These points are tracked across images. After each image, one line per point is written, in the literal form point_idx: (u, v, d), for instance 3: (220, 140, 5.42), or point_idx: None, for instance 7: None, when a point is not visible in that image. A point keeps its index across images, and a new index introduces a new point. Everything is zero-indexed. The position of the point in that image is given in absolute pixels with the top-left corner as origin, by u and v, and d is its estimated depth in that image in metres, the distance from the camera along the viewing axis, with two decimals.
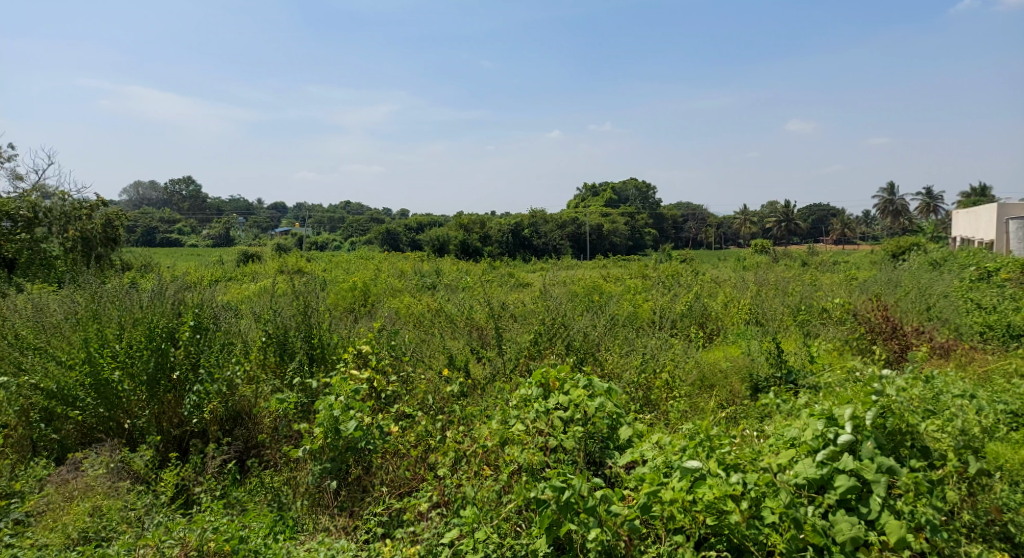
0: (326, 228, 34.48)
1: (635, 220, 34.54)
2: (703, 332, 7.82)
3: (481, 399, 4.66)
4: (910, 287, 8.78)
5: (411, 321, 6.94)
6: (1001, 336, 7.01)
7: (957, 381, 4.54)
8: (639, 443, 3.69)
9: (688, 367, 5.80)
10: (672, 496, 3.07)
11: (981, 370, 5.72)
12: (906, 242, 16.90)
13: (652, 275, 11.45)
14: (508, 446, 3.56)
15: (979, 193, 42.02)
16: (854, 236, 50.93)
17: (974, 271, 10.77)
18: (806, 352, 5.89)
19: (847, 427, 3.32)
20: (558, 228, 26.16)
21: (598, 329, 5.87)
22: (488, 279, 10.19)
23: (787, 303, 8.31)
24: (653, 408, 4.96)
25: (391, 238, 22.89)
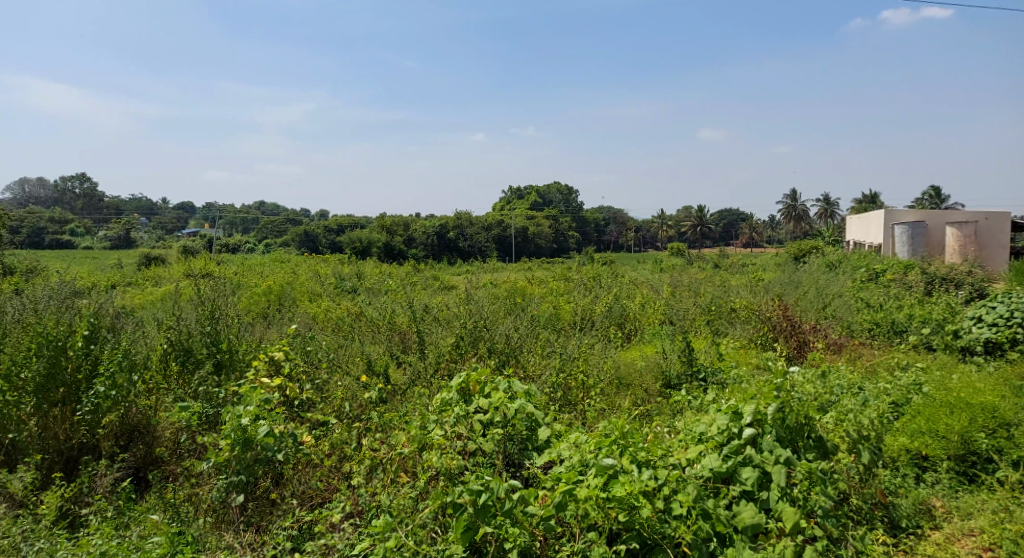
0: (239, 229, 32.96)
1: (558, 224, 35.09)
2: (622, 333, 8.02)
3: (400, 405, 4.59)
4: (808, 287, 9.40)
5: (328, 327, 6.71)
6: (886, 332, 7.61)
7: (849, 375, 4.88)
8: (557, 443, 3.74)
9: (606, 367, 5.93)
10: (586, 493, 3.12)
11: (869, 364, 6.20)
12: (806, 245, 18.06)
13: (573, 277, 11.66)
14: (426, 452, 3.52)
15: (870, 200, 45.48)
16: (761, 240, 53.92)
17: (865, 272, 11.65)
18: (715, 351, 6.18)
19: (750, 421, 3.51)
20: (482, 230, 26.17)
21: (520, 331, 5.92)
22: (410, 281, 10.04)
23: (700, 303, 8.67)
24: (572, 408, 5.02)
25: (309, 240, 22.16)
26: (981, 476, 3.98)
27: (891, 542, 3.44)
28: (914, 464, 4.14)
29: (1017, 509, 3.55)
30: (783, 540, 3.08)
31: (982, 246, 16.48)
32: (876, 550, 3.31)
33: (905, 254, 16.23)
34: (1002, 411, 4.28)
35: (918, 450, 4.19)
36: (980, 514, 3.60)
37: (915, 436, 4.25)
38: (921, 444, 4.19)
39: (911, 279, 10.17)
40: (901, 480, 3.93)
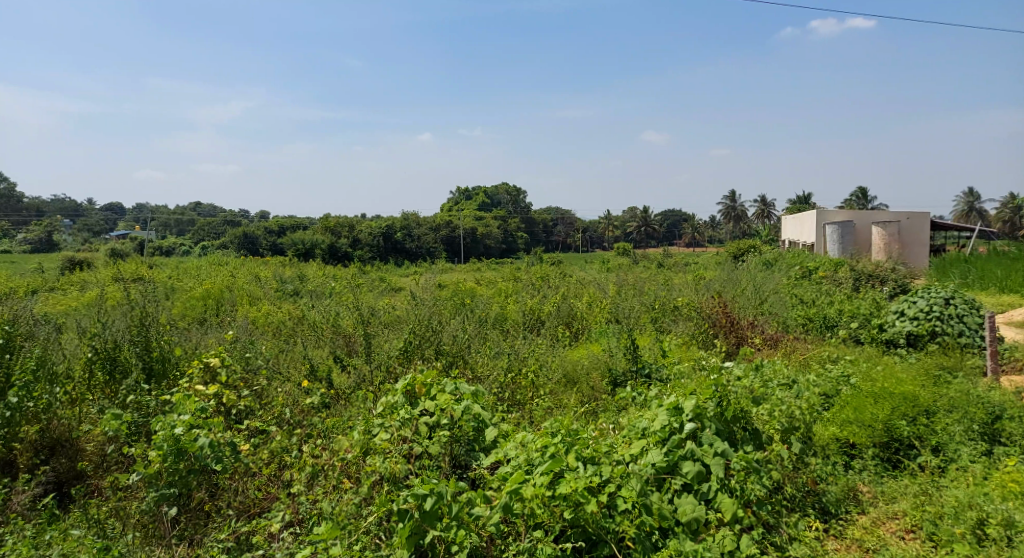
0: (174, 230, 31.61)
1: (506, 225, 35.15)
2: (570, 332, 8.10)
3: (343, 410, 4.50)
4: (746, 285, 9.72)
5: (268, 331, 6.51)
6: (819, 328, 7.91)
7: (783, 368, 5.09)
8: (503, 443, 3.75)
9: (552, 366, 5.97)
10: (532, 492, 3.13)
11: (803, 357, 6.48)
12: (745, 244, 18.68)
13: (521, 277, 11.71)
14: (369, 456, 3.46)
15: (804, 202, 47.51)
16: (703, 239, 55.51)
17: (799, 269, 12.15)
18: (658, 348, 6.32)
19: (690, 415, 3.61)
20: (430, 231, 25.95)
21: (467, 332, 5.91)
22: (356, 283, 9.85)
23: (644, 301, 8.86)
24: (519, 407, 5.03)
25: (249, 241, 21.46)
26: (903, 461, 4.21)
27: (822, 527, 3.59)
28: (843, 452, 4.34)
29: (935, 491, 3.77)
30: (722, 529, 3.20)
31: (904, 245, 17.51)
32: (808, 535, 3.44)
33: (835, 252, 17.05)
34: (921, 399, 4.54)
35: (846, 438, 4.40)
36: (902, 498, 3.80)
37: (844, 425, 4.43)
38: (849, 432, 4.40)
39: (841, 276, 10.68)
40: (831, 468, 4.11)
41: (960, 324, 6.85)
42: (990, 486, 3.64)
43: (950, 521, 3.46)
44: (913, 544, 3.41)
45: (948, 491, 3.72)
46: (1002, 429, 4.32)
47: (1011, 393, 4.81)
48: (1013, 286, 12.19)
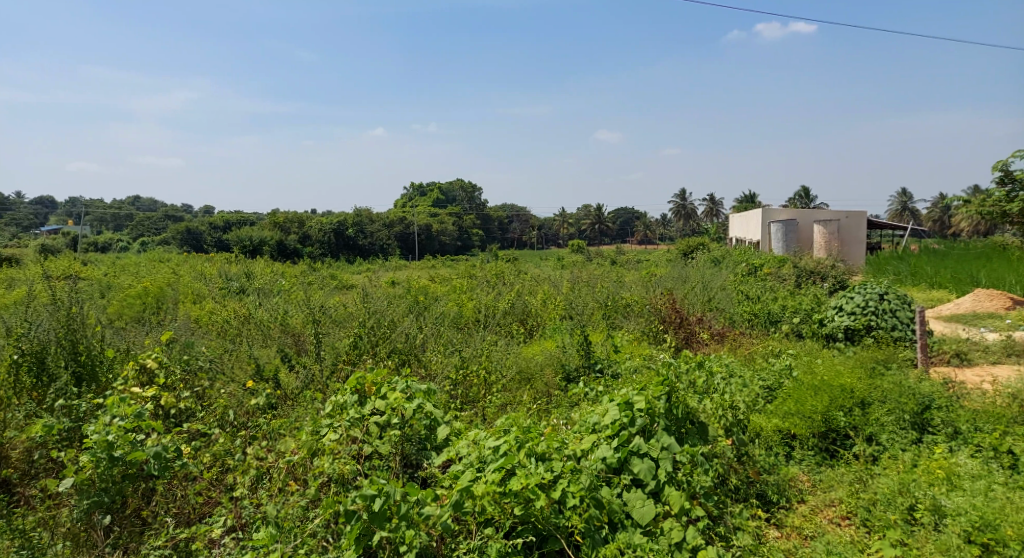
0: (112, 226, 30.22)
1: (461, 222, 35.00)
2: (524, 328, 8.12)
3: (290, 410, 4.40)
4: (695, 282, 9.91)
5: (212, 330, 6.28)
6: (763, 322, 8.17)
7: (729, 363, 5.23)
8: (456, 441, 3.72)
9: (507, 362, 5.97)
10: (483, 489, 3.10)
11: (749, 352, 6.67)
12: (694, 242, 19.12)
13: (476, 274, 11.67)
14: (317, 458, 3.39)
15: (750, 201, 49.00)
16: (654, 237, 56.57)
17: (745, 266, 12.51)
18: (610, 344, 6.40)
19: (639, 410, 3.67)
20: (383, 227, 25.62)
21: (420, 331, 5.85)
22: (306, 281, 9.64)
23: (597, 298, 8.96)
24: (472, 404, 5.00)
25: (192, 237, 20.68)
26: (840, 450, 4.39)
27: (764, 517, 3.70)
28: (785, 443, 4.50)
29: (869, 479, 3.95)
30: (670, 521, 3.27)
31: (843, 243, 18.27)
32: (751, 525, 3.55)
33: (780, 250, 17.65)
34: (857, 391, 4.73)
35: (788, 429, 4.55)
36: (839, 486, 3.96)
37: (786, 417, 4.60)
38: (790, 424, 4.54)
39: (784, 273, 11.06)
40: (773, 459, 4.25)
41: (893, 318, 7.22)
42: (919, 473, 3.83)
43: (883, 507, 3.62)
44: (849, 530, 3.55)
45: (880, 478, 3.90)
46: (930, 418, 4.55)
47: (939, 384, 5.08)
48: (941, 282, 12.88)
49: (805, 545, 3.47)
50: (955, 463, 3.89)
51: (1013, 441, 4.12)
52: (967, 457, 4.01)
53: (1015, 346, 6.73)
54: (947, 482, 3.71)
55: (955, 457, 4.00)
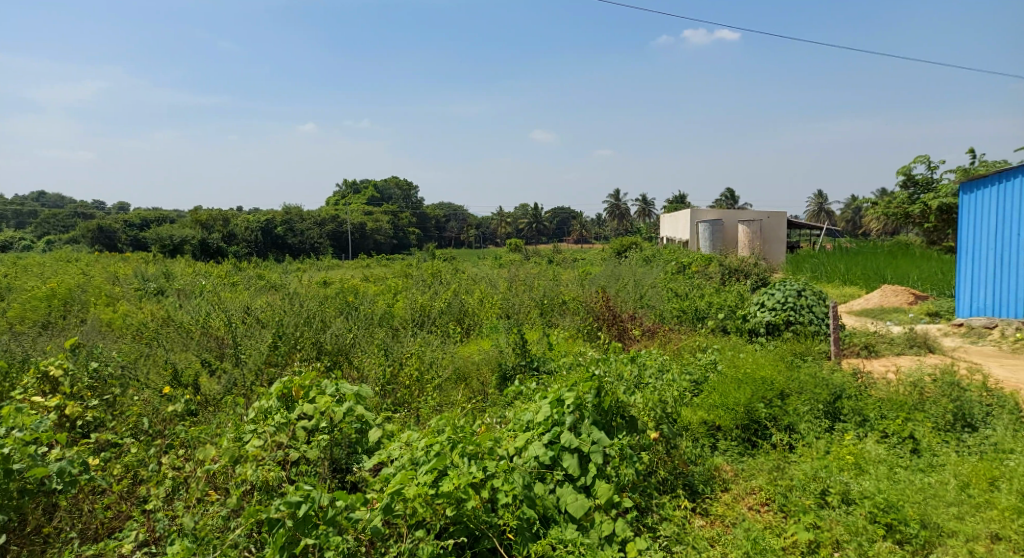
0: (12, 222, 27.88)
1: (397, 220, 34.52)
2: (460, 328, 8.07)
3: (211, 417, 4.22)
4: (628, 280, 10.13)
5: (127, 334, 5.93)
6: (692, 318, 8.45)
7: (658, 358, 5.38)
8: (387, 443, 3.66)
9: (442, 361, 5.91)
10: (414, 491, 3.05)
11: (678, 347, 6.89)
12: (627, 241, 19.56)
13: (412, 274, 11.51)
14: (239, 465, 3.25)
15: (680, 200, 50.62)
16: (589, 236, 57.56)
17: (675, 265, 12.90)
18: (545, 342, 6.46)
19: (571, 406, 3.73)
20: (315, 226, 24.87)
21: (351, 331, 5.72)
22: (231, 282, 9.21)
23: (533, 297, 9.02)
24: (405, 406, 4.91)
25: (106, 236, 19.45)
26: (760, 440, 4.59)
27: (690, 507, 3.82)
28: (710, 434, 4.66)
29: (786, 466, 4.15)
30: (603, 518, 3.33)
31: (765, 242, 19.16)
32: (677, 515, 3.65)
33: (708, 249, 18.33)
34: (777, 383, 4.95)
35: (712, 421, 4.71)
36: (759, 474, 4.13)
37: (711, 410, 4.77)
38: (715, 416, 4.71)
39: (711, 271, 11.48)
40: (699, 450, 4.40)
41: (809, 313, 7.61)
42: (832, 459, 4.05)
43: (799, 492, 3.80)
44: (767, 516, 3.72)
45: (797, 465, 4.10)
46: (842, 407, 4.83)
47: (849, 374, 5.40)
48: (853, 279, 13.72)
49: (728, 531, 3.60)
50: (863, 449, 4.15)
51: (913, 427, 4.43)
52: (873, 443, 4.29)
53: (917, 337, 7.23)
54: (855, 467, 3.95)
55: (863, 444, 4.27)
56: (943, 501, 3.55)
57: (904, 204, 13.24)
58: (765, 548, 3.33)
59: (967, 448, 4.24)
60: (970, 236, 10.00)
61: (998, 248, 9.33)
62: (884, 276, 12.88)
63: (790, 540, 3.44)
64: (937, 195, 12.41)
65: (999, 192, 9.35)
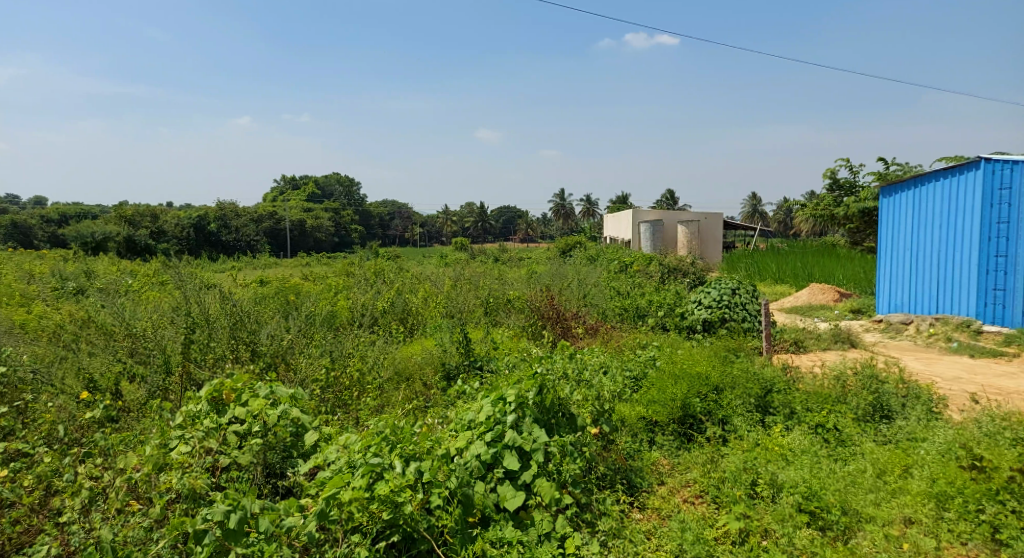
0: None
1: (339, 218, 33.77)
2: (403, 327, 7.97)
3: (134, 423, 4.01)
4: (572, 279, 10.25)
5: (42, 336, 5.56)
6: (633, 316, 8.61)
7: (600, 356, 5.46)
8: (324, 447, 3.57)
9: (383, 361, 5.81)
10: (350, 495, 2.99)
11: (619, 345, 7.00)
12: (571, 240, 19.77)
13: (353, 272, 11.28)
14: (164, 473, 3.11)
15: (622, 200, 51.64)
16: (534, 235, 57.91)
17: (618, 263, 13.11)
18: (489, 341, 6.44)
19: (512, 405, 3.75)
20: (251, 223, 24.02)
21: (288, 331, 5.55)
22: (158, 281, 8.77)
23: (477, 296, 8.99)
24: (345, 408, 4.81)
25: (20, 232, 18.19)
26: (695, 434, 4.72)
27: (628, 501, 3.89)
28: (648, 429, 4.76)
29: (719, 459, 4.28)
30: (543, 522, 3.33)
31: (703, 242, 19.78)
32: (615, 509, 3.71)
33: (649, 248, 18.75)
34: (711, 378, 5.11)
35: (651, 416, 4.81)
36: (694, 467, 4.26)
37: (650, 405, 4.87)
38: (653, 411, 4.81)
39: (652, 269, 11.73)
40: (637, 445, 4.49)
41: (743, 311, 7.89)
42: (760, 451, 4.21)
43: (731, 484, 3.93)
44: (701, 508, 3.83)
45: (728, 458, 4.24)
46: (772, 401, 5.03)
47: (779, 369, 5.63)
48: (784, 277, 14.33)
49: (663, 524, 3.68)
50: (790, 440, 4.34)
51: (836, 418, 4.66)
52: (800, 434, 4.48)
53: (841, 333, 7.61)
54: (783, 458, 4.12)
55: (790, 435, 4.46)
56: (862, 488, 3.75)
57: (829, 206, 13.94)
58: (698, 538, 3.42)
59: (884, 437, 4.50)
60: (889, 237, 10.62)
61: (913, 249, 9.94)
62: (812, 275, 13.51)
63: (722, 530, 3.55)
64: (859, 199, 13.13)
65: (914, 197, 9.96)
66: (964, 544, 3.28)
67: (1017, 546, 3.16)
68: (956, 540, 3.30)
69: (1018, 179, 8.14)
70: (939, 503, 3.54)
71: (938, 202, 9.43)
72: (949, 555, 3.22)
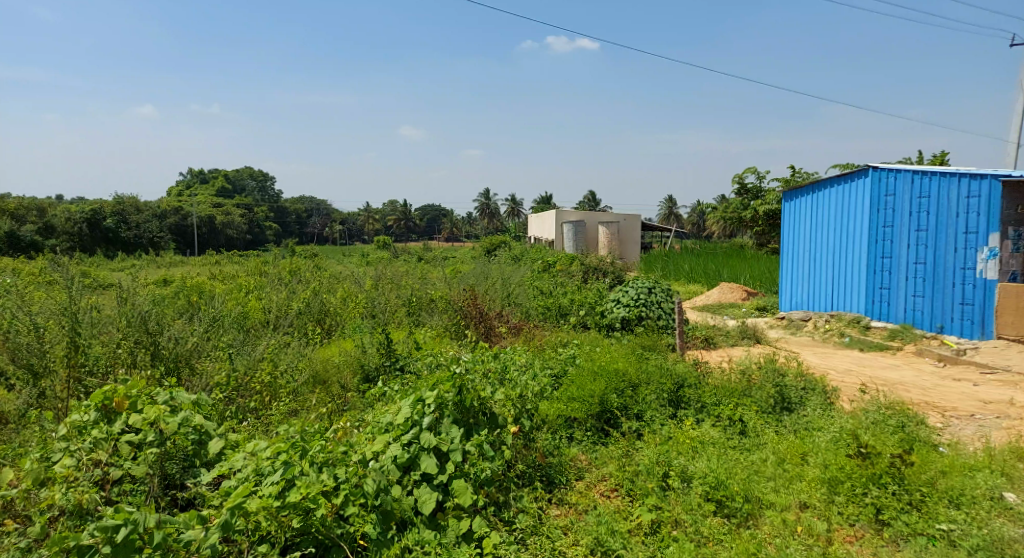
0: None
1: (254, 214, 32.32)
2: (320, 329, 7.72)
3: (14, 436, 3.68)
4: (495, 278, 10.28)
5: None
6: (555, 315, 8.72)
7: (522, 355, 5.47)
8: (230, 454, 3.39)
9: (300, 362, 5.59)
10: (257, 504, 2.87)
11: (542, 343, 7.07)
12: (495, 240, 19.80)
13: (267, 271, 10.82)
14: (47, 489, 2.87)
15: (545, 201, 52.31)
16: (459, 234, 57.68)
17: (541, 263, 13.25)
18: (410, 342, 6.33)
19: (431, 406, 3.70)
20: (155, 219, 22.54)
21: (195, 333, 5.24)
22: (45, 280, 8.08)
23: (399, 296, 8.82)
24: (256, 414, 4.60)
25: None
26: (612, 429, 4.84)
27: (546, 498, 3.93)
28: (568, 425, 4.82)
29: (633, 453, 4.41)
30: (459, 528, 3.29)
31: (623, 242, 20.33)
32: (532, 506, 3.73)
33: (572, 248, 19.07)
34: (629, 374, 5.24)
35: (570, 412, 4.87)
36: (610, 461, 4.36)
37: (570, 402, 4.93)
38: (573, 408, 4.88)
39: (573, 269, 11.92)
40: (556, 442, 4.55)
41: (659, 309, 8.17)
42: (672, 444, 4.37)
43: (644, 476, 4.05)
44: (616, 501, 3.91)
45: (642, 452, 4.36)
46: (684, 395, 5.22)
47: (691, 365, 5.85)
48: (698, 277, 14.97)
49: (580, 519, 3.74)
50: (699, 432, 4.53)
51: (742, 410, 4.91)
52: (709, 427, 4.69)
53: (747, 330, 8.03)
54: (693, 450, 4.30)
55: (700, 428, 4.65)
56: (763, 476, 3.97)
57: (738, 210, 14.69)
58: (613, 531, 3.49)
59: (784, 427, 4.77)
60: (791, 239, 11.30)
61: (812, 251, 10.62)
62: (722, 274, 14.20)
63: (635, 522, 3.64)
64: (765, 203, 13.92)
65: (813, 201, 10.65)
66: (852, 525, 3.52)
67: (896, 525, 3.43)
68: (845, 521, 3.54)
69: (900, 186, 8.86)
70: (830, 487, 3.80)
71: (834, 207, 10.12)
72: (838, 536, 3.45)
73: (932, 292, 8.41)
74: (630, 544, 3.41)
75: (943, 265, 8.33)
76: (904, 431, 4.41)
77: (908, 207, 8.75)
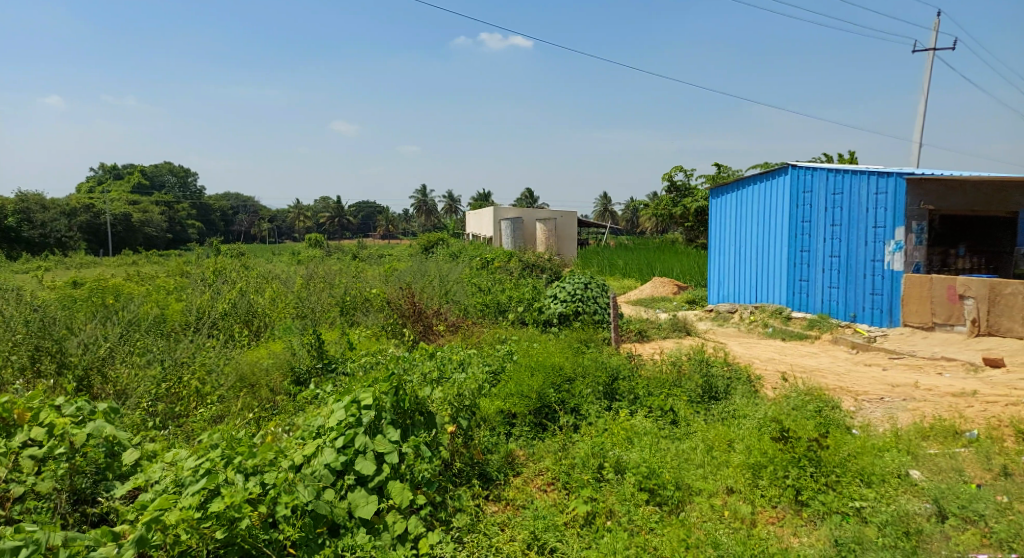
0: None
1: (175, 212, 30.77)
2: (248, 330, 7.41)
3: None
4: (433, 275, 10.18)
5: None
6: (493, 311, 8.71)
7: (458, 352, 5.43)
8: (147, 466, 3.21)
9: (226, 366, 5.35)
10: (175, 516, 2.72)
11: (479, 340, 7.05)
12: (432, 237, 19.64)
13: (190, 271, 10.30)
14: None
15: (483, 199, 52.29)
16: (396, 232, 56.84)
17: (478, 260, 13.23)
18: (344, 342, 6.18)
19: (366, 408, 3.60)
20: (63, 218, 21.07)
21: (107, 338, 4.93)
22: None
23: (332, 295, 8.59)
24: (177, 421, 4.37)
25: None
26: (549, 423, 4.88)
27: (483, 495, 3.92)
28: (505, 422, 4.82)
29: (569, 446, 4.46)
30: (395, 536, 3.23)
31: (561, 239, 20.53)
32: (470, 504, 3.72)
33: (511, 244, 19.11)
34: (565, 369, 5.29)
35: (508, 409, 4.87)
36: (547, 455, 4.40)
37: (508, 399, 4.93)
38: (511, 404, 4.89)
39: (511, 266, 11.94)
40: (494, 439, 4.55)
41: (594, 304, 8.31)
42: (607, 436, 4.44)
43: (579, 469, 4.10)
44: (552, 494, 3.95)
45: (578, 444, 4.42)
46: (618, 388, 5.32)
47: (625, 358, 5.96)
48: (632, 272, 15.30)
49: (517, 514, 3.75)
50: (632, 423, 4.62)
51: (672, 401, 5.05)
52: (642, 418, 4.80)
53: (678, 322, 8.27)
54: (627, 441, 4.38)
55: (633, 419, 4.74)
56: (693, 464, 4.11)
57: (669, 206, 15.11)
58: (548, 524, 3.52)
59: (713, 416, 4.94)
60: (719, 235, 11.71)
61: (738, 246, 11.05)
62: (655, 269, 14.56)
63: (570, 515, 3.68)
64: (694, 200, 14.38)
65: (739, 198, 11.07)
66: (775, 507, 3.69)
67: (815, 505, 3.61)
68: (768, 503, 3.71)
69: (817, 183, 9.33)
70: (754, 472, 3.96)
71: (757, 203, 10.55)
72: (761, 518, 3.61)
73: (847, 284, 8.91)
74: (565, 537, 3.44)
75: (856, 258, 8.83)
76: (822, 416, 4.65)
77: (825, 203, 9.23)
